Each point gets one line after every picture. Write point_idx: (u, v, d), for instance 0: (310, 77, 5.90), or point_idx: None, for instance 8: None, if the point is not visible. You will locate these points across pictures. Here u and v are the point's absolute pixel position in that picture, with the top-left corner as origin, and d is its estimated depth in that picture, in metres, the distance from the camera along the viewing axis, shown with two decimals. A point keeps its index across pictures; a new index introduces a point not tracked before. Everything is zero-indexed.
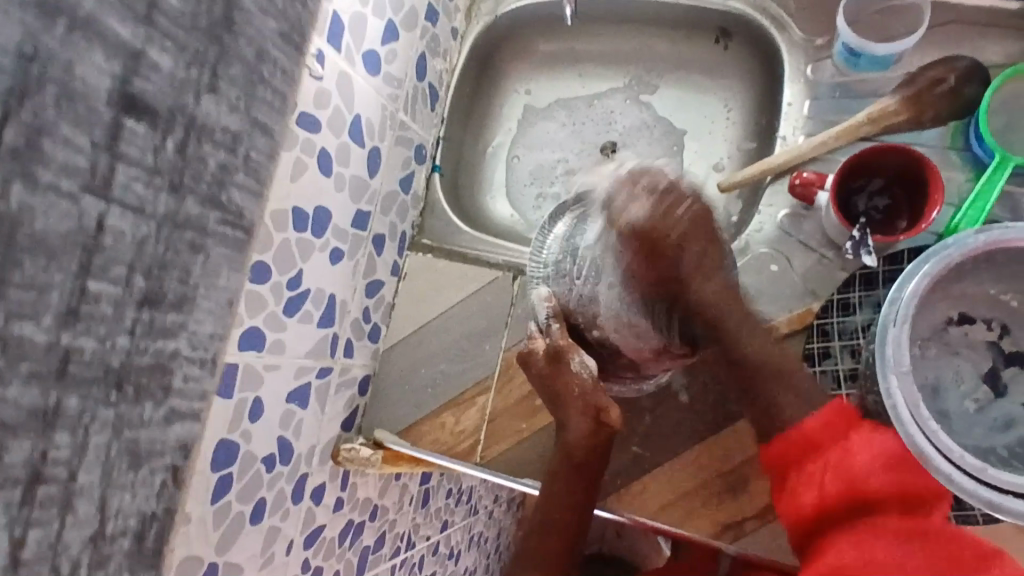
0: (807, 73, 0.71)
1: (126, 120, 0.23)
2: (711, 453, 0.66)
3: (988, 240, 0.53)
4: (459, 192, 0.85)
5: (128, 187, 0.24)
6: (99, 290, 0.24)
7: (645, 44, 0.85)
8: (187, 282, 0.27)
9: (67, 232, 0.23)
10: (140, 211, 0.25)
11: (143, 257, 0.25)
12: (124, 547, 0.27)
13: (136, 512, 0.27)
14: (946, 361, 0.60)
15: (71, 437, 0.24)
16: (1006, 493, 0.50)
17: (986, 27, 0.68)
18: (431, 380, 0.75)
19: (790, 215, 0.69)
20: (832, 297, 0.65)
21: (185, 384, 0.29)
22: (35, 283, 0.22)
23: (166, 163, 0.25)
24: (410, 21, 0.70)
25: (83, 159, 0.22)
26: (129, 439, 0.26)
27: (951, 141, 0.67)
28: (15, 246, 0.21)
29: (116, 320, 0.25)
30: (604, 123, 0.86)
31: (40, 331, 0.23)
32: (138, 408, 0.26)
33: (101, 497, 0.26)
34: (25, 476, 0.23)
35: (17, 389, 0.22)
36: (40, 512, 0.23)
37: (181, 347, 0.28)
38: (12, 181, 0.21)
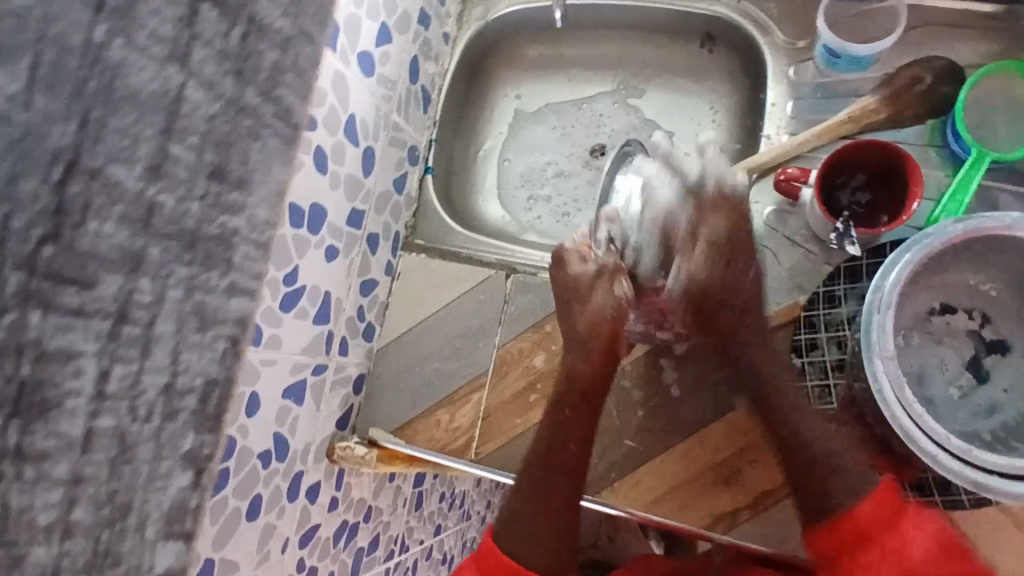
0: (790, 74, 0.73)
1: (201, 8, 0.34)
2: (703, 445, 0.67)
3: (967, 229, 0.55)
4: (451, 194, 0.86)
5: (201, 65, 0.35)
6: (177, 155, 0.35)
7: (632, 49, 0.87)
8: (246, 166, 0.39)
9: (152, 92, 0.33)
10: (210, 89, 0.36)
11: (212, 137, 0.36)
12: (191, 405, 0.38)
13: (201, 374, 0.38)
14: (930, 350, 0.62)
15: (151, 286, 0.35)
16: (991, 474, 0.52)
17: (962, 28, 0.71)
18: (425, 380, 0.76)
19: (775, 211, 0.71)
20: (818, 289, 0.66)
21: (241, 265, 0.40)
22: (125, 135, 0.32)
23: (233, 50, 0.36)
24: (404, 25, 0.72)
25: (169, 33, 0.33)
26: (197, 302, 0.37)
27: (929, 138, 0.69)
28: (113, 96, 0.31)
29: (191, 187, 0.36)
30: (593, 126, 0.88)
31: (132, 179, 0.33)
32: (207, 277, 0.38)
33: (172, 348, 0.36)
34: (113, 311, 0.33)
35: (110, 228, 0.32)
36: (124, 349, 0.34)
37: (240, 226, 0.39)
38: (113, 36, 0.31)
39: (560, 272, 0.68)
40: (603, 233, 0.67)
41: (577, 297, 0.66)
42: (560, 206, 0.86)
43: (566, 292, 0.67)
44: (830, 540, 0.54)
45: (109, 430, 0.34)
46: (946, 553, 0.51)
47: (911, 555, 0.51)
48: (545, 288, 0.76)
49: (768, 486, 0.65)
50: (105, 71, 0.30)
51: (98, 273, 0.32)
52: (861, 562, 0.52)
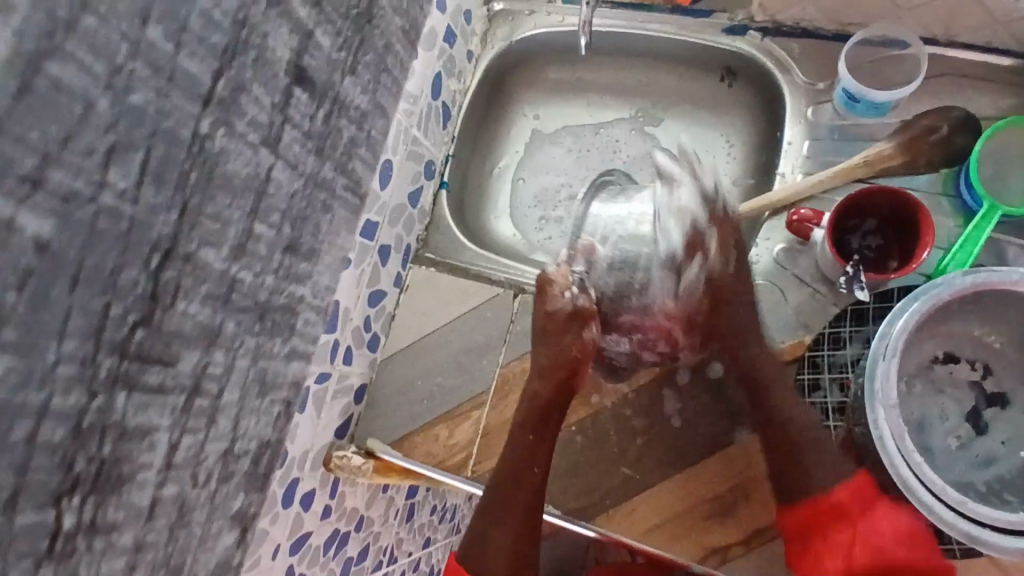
0: (808, 115, 0.74)
1: (288, 94, 0.45)
2: (699, 478, 0.67)
3: (975, 283, 0.55)
4: (464, 210, 0.87)
5: (285, 150, 0.46)
6: (253, 241, 0.44)
7: (652, 78, 0.88)
8: (311, 236, 0.52)
9: (241, 180, 0.42)
10: (289, 171, 0.47)
11: (287, 216, 0.47)
12: (240, 466, 0.49)
13: (256, 439, 0.50)
14: (931, 398, 0.62)
15: (221, 357, 0.44)
16: (987, 528, 0.52)
17: (980, 81, 0.71)
18: (427, 394, 0.76)
19: (786, 249, 0.71)
20: (824, 330, 0.67)
21: (300, 334, 0.53)
22: (219, 221, 0.40)
23: (312, 132, 0.49)
24: (430, 42, 0.73)
25: (266, 129, 0.43)
26: (260, 367, 0.48)
27: (942, 187, 0.70)
28: (208, 192, 0.39)
29: (263, 264, 0.46)
30: (609, 151, 0.89)
31: (216, 265, 0.41)
32: (272, 345, 0.49)
33: (238, 416, 0.47)
34: (190, 386, 0.41)
35: (196, 308, 0.40)
36: (196, 418, 0.42)
37: (298, 293, 0.51)
38: (213, 135, 0.38)
39: (541, 304, 0.70)
40: (578, 268, 0.71)
41: (555, 331, 0.69)
42: (570, 229, 0.86)
43: (549, 324, 0.69)
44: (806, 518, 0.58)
45: (172, 497, 0.42)
46: (917, 538, 0.54)
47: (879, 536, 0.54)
48: None
49: (763, 524, 0.65)
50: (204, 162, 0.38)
51: (178, 354, 0.40)
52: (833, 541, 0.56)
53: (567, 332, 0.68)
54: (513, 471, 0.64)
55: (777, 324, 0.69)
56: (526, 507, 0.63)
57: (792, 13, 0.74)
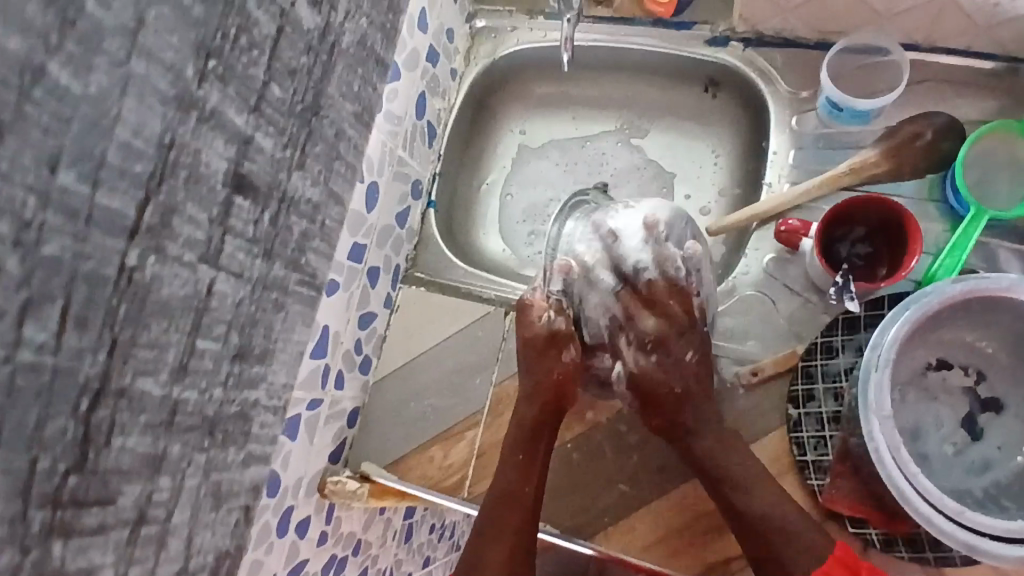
0: (793, 124, 0.74)
1: (236, 199, 0.41)
2: (697, 492, 0.67)
3: (965, 291, 0.55)
4: (453, 227, 0.86)
5: (232, 256, 0.42)
6: (204, 347, 0.41)
7: (636, 91, 0.88)
8: (269, 338, 0.48)
9: (183, 295, 0.38)
10: (239, 275, 0.43)
11: (238, 317, 0.43)
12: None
13: (213, 550, 0.46)
14: (925, 407, 0.61)
15: (169, 482, 0.40)
16: (987, 537, 0.52)
17: (962, 86, 0.72)
18: (421, 415, 0.75)
19: (775, 259, 0.71)
20: (816, 338, 0.66)
21: (260, 431, 0.50)
22: (155, 343, 0.37)
23: (264, 234, 0.45)
24: (413, 62, 0.72)
25: (201, 236, 0.39)
26: (214, 481, 0.45)
27: (927, 193, 0.70)
28: (145, 313, 0.35)
29: (214, 372, 0.43)
30: (596, 164, 0.88)
31: (159, 386, 0.38)
32: (225, 453, 0.46)
33: (187, 537, 0.43)
34: (132, 518, 0.38)
35: (133, 439, 0.37)
36: (141, 551, 0.39)
37: (260, 396, 0.49)
38: (146, 256, 0.35)
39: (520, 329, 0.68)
40: (555, 287, 0.68)
41: (537, 355, 0.67)
42: None
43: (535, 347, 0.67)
44: None
45: None
46: None
47: None
48: None
49: None
50: (137, 288, 0.34)
51: (120, 488, 0.36)
52: None
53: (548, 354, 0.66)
54: (509, 491, 0.63)
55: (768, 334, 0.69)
56: (517, 526, 0.62)
57: (773, 23, 0.74)
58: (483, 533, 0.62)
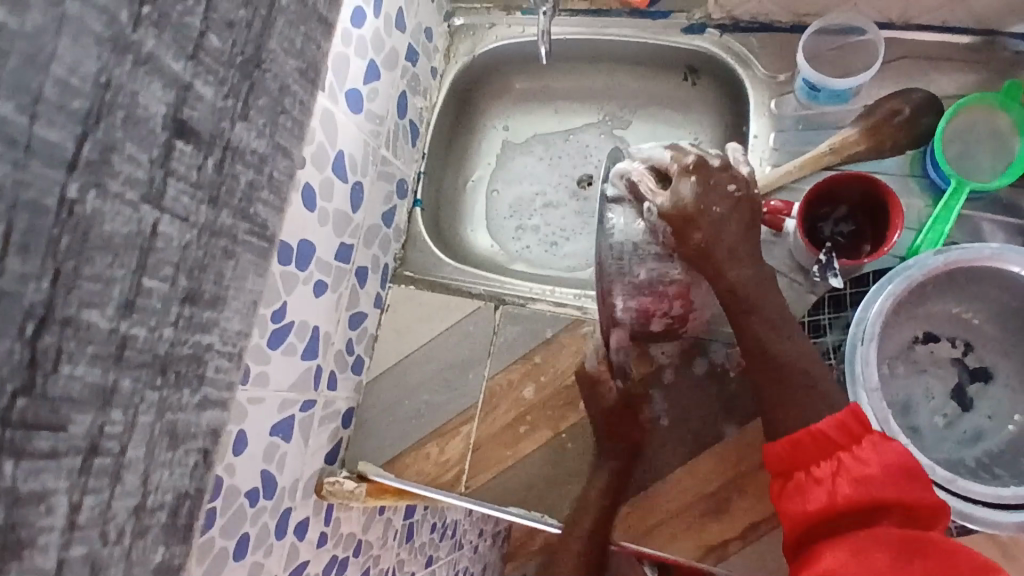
0: (772, 107, 0.75)
1: (177, 143, 0.29)
2: (691, 476, 0.67)
3: (946, 261, 0.56)
4: (440, 226, 0.87)
5: (177, 200, 0.30)
6: (151, 287, 0.30)
7: (617, 82, 0.89)
8: (222, 283, 0.35)
9: (128, 234, 0.28)
10: (185, 220, 0.31)
11: (186, 261, 0.32)
12: (162, 521, 0.35)
13: (174, 489, 0.35)
14: (915, 378, 0.62)
15: (124, 416, 0.31)
16: (978, 503, 0.52)
17: (938, 62, 0.72)
18: (416, 412, 0.76)
19: (760, 241, 0.72)
20: (803, 319, 0.67)
21: (216, 373, 0.36)
22: (100, 277, 0.28)
23: (207, 180, 0.32)
24: (392, 62, 0.73)
25: (142, 173, 0.28)
26: (169, 422, 0.34)
27: (910, 169, 0.71)
28: (87, 245, 0.27)
29: (163, 314, 0.32)
30: (580, 156, 0.89)
31: (104, 319, 0.29)
32: (179, 395, 0.34)
33: (146, 473, 0.33)
34: (85, 448, 0.29)
35: (83, 367, 0.29)
36: (95, 483, 0.30)
37: (214, 341, 0.35)
38: (88, 190, 0.26)
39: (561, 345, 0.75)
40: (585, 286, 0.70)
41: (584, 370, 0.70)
42: (548, 236, 0.87)
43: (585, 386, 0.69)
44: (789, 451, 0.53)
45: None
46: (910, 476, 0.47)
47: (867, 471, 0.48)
48: (533, 319, 0.77)
49: (761, 516, 0.65)
50: (76, 220, 0.26)
51: (70, 414, 0.28)
52: (816, 473, 0.50)
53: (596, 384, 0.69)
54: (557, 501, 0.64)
55: None
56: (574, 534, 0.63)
57: (747, 8, 0.75)
58: None
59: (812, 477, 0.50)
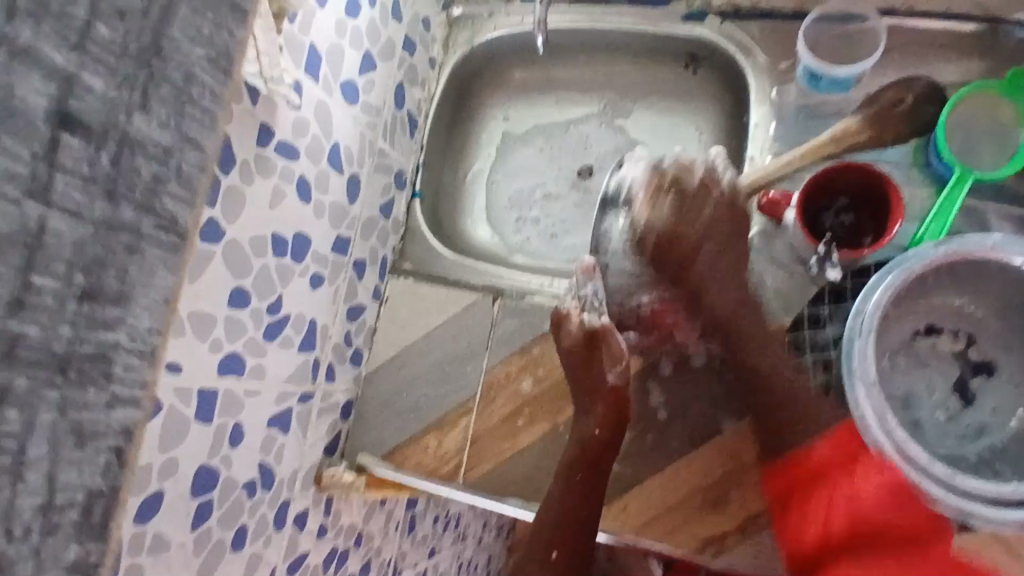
0: (773, 96, 0.74)
1: (62, 133, 0.28)
2: (691, 468, 0.67)
3: (948, 253, 0.55)
4: (440, 218, 0.86)
5: (66, 193, 0.29)
6: (41, 285, 0.28)
7: (617, 71, 0.88)
8: (126, 279, 0.31)
9: (10, 230, 0.27)
10: (75, 214, 0.29)
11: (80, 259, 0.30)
12: (71, 518, 0.30)
13: (81, 487, 0.31)
14: (917, 373, 0.61)
15: (20, 413, 0.29)
16: (985, 502, 0.51)
17: (943, 49, 0.71)
18: (414, 405, 0.76)
19: (760, 233, 0.71)
20: (803, 310, 0.67)
21: (126, 372, 0.32)
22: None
23: (101, 171, 0.30)
24: (388, 53, 0.73)
25: (22, 167, 0.27)
26: (73, 420, 0.30)
27: (913, 158, 0.69)
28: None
29: (58, 310, 0.29)
30: (580, 147, 0.88)
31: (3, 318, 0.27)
32: (83, 391, 0.31)
33: (49, 469, 0.29)
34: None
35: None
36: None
37: (121, 338, 0.32)
38: None
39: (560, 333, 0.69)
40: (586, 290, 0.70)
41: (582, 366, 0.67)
42: (548, 228, 0.86)
43: (575, 358, 0.67)
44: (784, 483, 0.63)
45: None
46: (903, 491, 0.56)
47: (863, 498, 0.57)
48: (531, 311, 0.76)
49: (757, 508, 0.65)
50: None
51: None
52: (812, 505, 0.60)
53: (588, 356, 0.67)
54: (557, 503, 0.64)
55: (756, 307, 0.69)
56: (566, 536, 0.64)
57: None
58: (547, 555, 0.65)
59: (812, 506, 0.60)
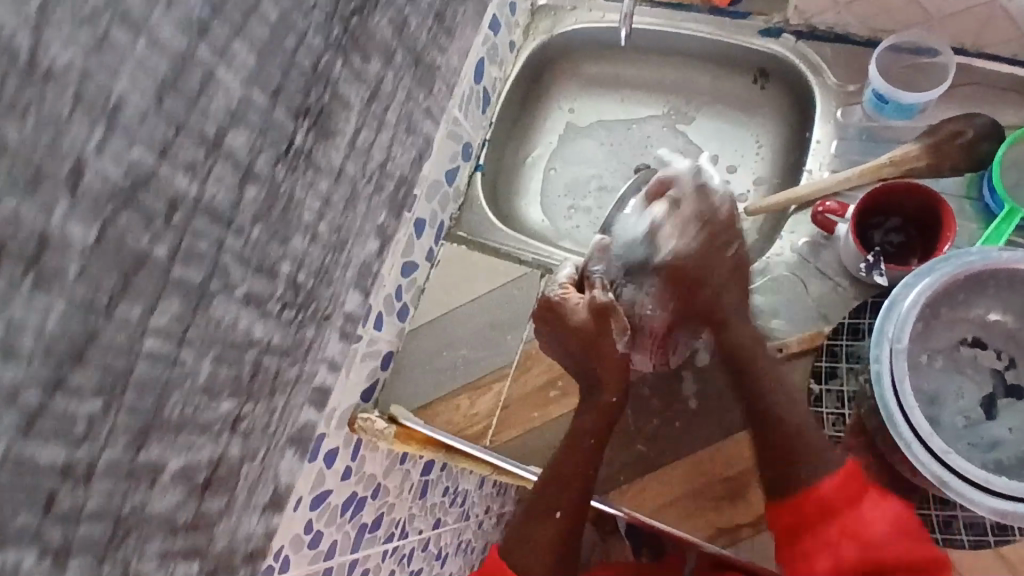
0: (838, 116, 0.76)
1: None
2: (713, 458, 0.69)
3: (1011, 258, 0.56)
4: (497, 195, 0.90)
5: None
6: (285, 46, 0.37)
7: (686, 78, 0.90)
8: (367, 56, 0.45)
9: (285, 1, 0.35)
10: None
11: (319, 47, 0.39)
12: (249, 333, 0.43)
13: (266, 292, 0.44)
14: (948, 376, 0.62)
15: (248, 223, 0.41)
16: (1011, 499, 0.51)
17: (1006, 91, 0.73)
18: (452, 364, 0.78)
19: (809, 242, 0.73)
20: (843, 321, 0.68)
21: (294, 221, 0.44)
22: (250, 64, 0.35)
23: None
24: (476, 27, 0.76)
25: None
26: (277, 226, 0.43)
27: (965, 190, 0.71)
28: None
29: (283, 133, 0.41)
30: (640, 146, 0.91)
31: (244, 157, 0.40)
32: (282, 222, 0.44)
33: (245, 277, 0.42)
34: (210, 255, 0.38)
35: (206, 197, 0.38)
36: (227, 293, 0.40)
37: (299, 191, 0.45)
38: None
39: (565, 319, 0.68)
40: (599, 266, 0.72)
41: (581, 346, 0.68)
42: (599, 219, 0.89)
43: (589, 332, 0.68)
44: (794, 516, 0.59)
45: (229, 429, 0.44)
46: (912, 536, 0.56)
47: (871, 532, 0.56)
48: None
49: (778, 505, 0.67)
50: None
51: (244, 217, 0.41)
52: (824, 537, 0.57)
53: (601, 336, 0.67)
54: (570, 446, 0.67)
55: (797, 314, 0.71)
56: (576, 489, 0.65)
57: (827, 17, 0.76)
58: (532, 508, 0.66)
59: (818, 543, 0.57)
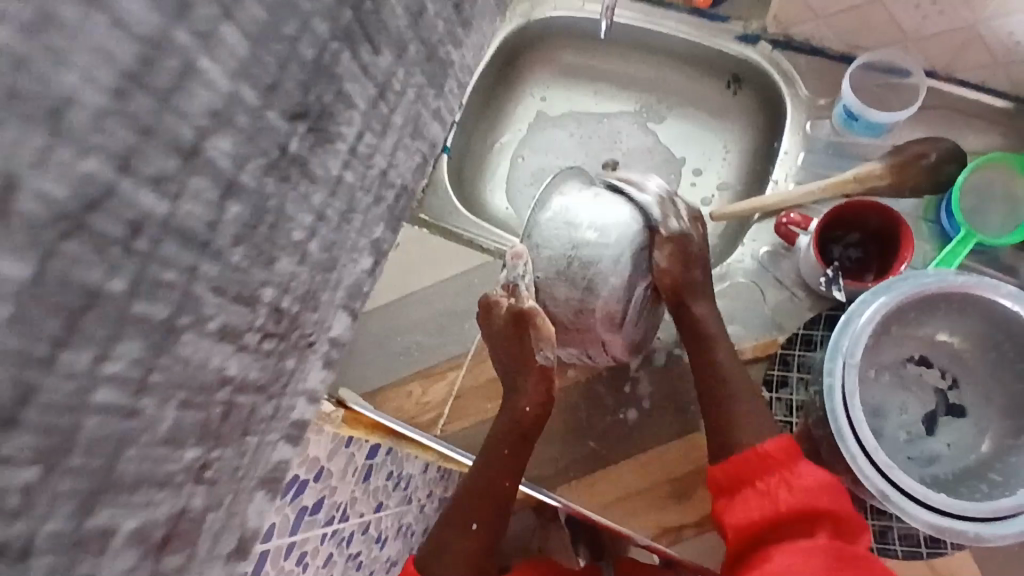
0: (807, 128, 0.78)
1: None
2: (661, 459, 0.70)
3: (967, 281, 0.57)
4: (463, 178, 0.88)
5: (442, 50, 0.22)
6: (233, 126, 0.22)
7: (660, 76, 0.90)
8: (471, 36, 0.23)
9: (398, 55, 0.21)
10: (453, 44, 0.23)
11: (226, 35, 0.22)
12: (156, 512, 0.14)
13: None
14: (894, 393, 0.65)
15: None
16: (947, 515, 0.53)
17: (970, 117, 0.75)
18: (405, 349, 0.77)
19: (770, 252, 0.74)
20: (797, 331, 0.70)
21: None
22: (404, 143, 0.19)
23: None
24: None
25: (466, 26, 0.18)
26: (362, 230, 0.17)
27: (923, 212, 0.74)
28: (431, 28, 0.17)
29: None
30: (610, 140, 0.90)
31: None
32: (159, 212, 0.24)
33: None
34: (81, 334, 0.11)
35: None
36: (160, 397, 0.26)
37: None
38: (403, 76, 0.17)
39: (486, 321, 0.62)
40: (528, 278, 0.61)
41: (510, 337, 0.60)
42: None
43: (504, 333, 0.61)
44: (728, 475, 0.59)
45: None
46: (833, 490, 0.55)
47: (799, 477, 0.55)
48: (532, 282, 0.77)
49: None
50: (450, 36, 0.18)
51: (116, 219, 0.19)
52: (760, 485, 0.57)
53: (521, 342, 0.60)
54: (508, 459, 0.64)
55: (754, 320, 0.72)
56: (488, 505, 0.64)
57: (805, 28, 0.76)
58: (447, 533, 0.63)
59: (757, 489, 0.56)
